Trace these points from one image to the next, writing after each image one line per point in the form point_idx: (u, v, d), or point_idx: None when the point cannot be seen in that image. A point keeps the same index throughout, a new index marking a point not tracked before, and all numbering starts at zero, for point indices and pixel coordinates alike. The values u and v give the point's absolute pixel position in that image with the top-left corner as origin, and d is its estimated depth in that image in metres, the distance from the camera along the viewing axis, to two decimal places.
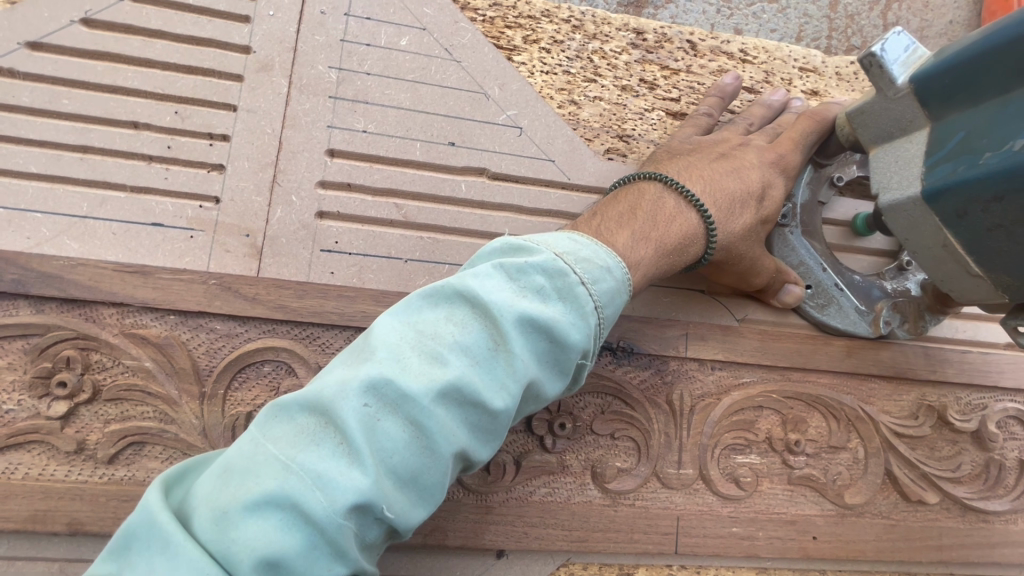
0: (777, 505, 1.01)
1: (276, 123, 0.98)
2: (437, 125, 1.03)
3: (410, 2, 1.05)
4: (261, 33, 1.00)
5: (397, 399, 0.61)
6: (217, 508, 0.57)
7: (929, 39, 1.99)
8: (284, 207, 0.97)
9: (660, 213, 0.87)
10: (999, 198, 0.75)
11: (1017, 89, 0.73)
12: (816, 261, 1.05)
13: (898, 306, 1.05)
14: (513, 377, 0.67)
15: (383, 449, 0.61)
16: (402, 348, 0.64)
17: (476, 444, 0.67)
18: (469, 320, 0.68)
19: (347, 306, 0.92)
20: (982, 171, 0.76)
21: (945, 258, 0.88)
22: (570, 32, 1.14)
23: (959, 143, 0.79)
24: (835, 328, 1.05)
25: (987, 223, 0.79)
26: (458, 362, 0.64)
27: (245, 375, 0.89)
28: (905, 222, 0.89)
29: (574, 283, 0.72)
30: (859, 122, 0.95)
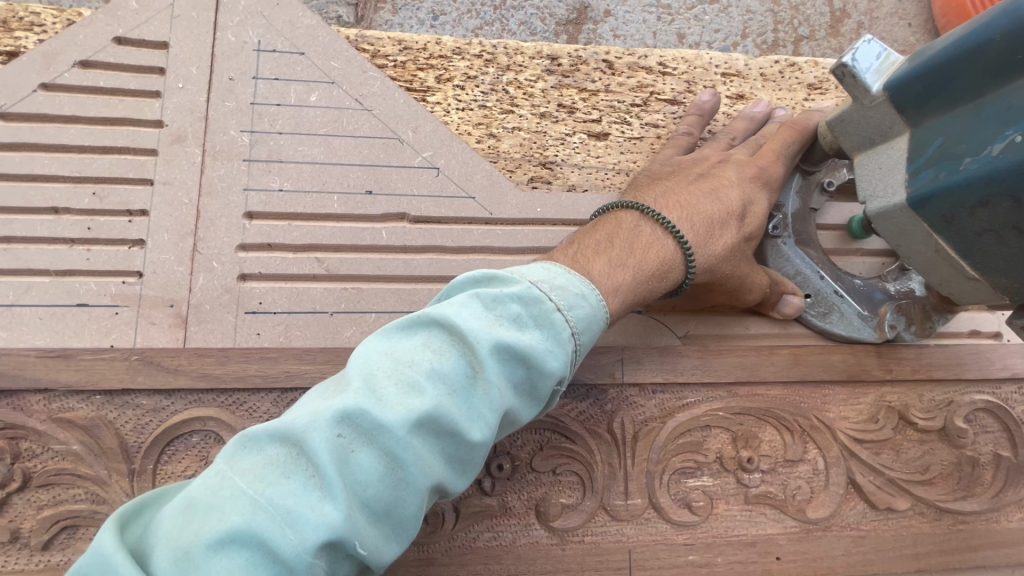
0: (735, 527, 0.97)
1: (192, 193, 1.00)
2: (353, 176, 1.03)
3: (317, 58, 1.07)
4: (172, 106, 1.02)
5: (372, 433, 0.59)
6: (177, 548, 0.54)
7: (880, 21, 1.95)
8: (206, 274, 0.97)
9: (637, 240, 0.85)
10: (985, 202, 0.73)
11: (991, 93, 0.72)
12: (812, 269, 1.04)
13: (902, 309, 1.02)
14: (493, 404, 0.65)
15: (357, 483, 0.58)
16: (380, 378, 0.62)
17: (453, 475, 0.65)
18: (447, 345, 0.66)
19: (270, 368, 0.92)
20: (964, 176, 0.74)
21: (940, 263, 0.85)
22: (482, 67, 1.14)
23: (938, 150, 0.77)
24: (839, 335, 1.03)
25: (975, 228, 0.76)
26: (435, 390, 0.62)
27: (174, 447, 0.89)
28: (895, 229, 0.86)
29: (550, 310, 0.70)
30: (840, 130, 0.91)
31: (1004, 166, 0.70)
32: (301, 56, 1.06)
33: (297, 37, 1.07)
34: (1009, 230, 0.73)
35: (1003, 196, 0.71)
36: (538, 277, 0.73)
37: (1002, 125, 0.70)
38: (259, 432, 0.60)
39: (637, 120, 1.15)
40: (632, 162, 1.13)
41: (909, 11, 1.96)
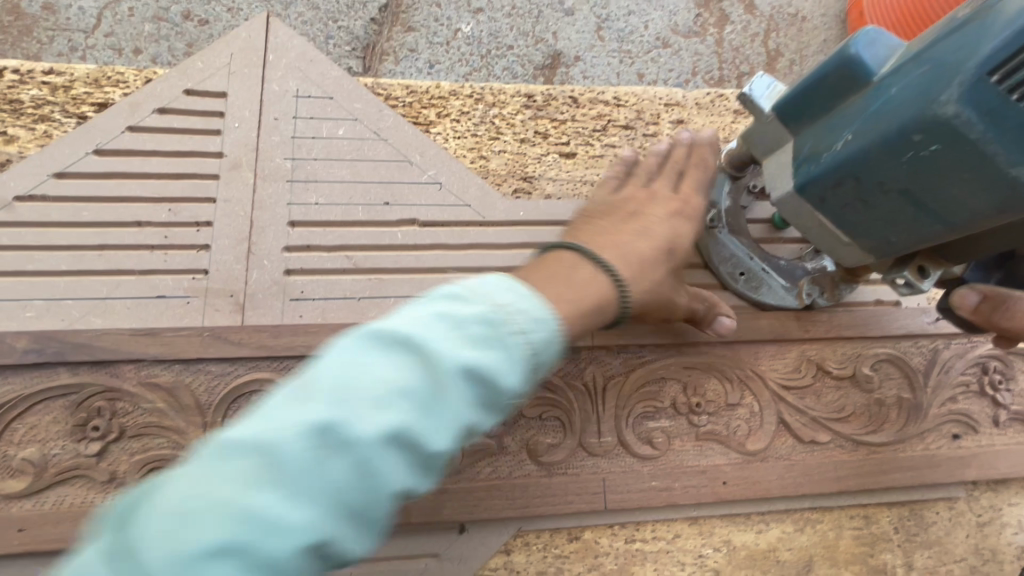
0: (689, 459, 1.20)
1: (247, 207, 1.26)
2: (373, 191, 1.30)
3: (343, 101, 1.35)
4: (230, 141, 1.29)
5: (342, 446, 0.55)
6: (237, 467, 0.53)
7: (809, 58, 2.30)
8: (259, 270, 1.23)
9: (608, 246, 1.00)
10: (839, 184, 0.92)
11: (835, 106, 0.92)
12: (743, 253, 1.31)
13: (817, 279, 1.28)
14: (459, 421, 0.61)
15: (319, 497, 0.53)
16: (339, 394, 0.57)
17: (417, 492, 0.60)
18: (412, 359, 0.61)
19: (313, 340, 1.16)
20: (822, 167, 0.92)
21: (825, 235, 1.05)
22: (473, 104, 1.44)
23: (807, 150, 0.95)
24: (770, 304, 1.29)
25: (841, 204, 0.94)
26: (400, 407, 0.58)
27: (237, 404, 1.12)
28: (789, 212, 1.04)
29: (513, 334, 0.66)
30: (750, 143, 1.10)
31: (845, 157, 0.88)
32: (331, 99, 1.35)
33: (328, 85, 1.36)
34: (858, 201, 0.92)
35: (849, 178, 0.90)
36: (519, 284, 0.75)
37: (841, 127, 0.89)
38: (244, 426, 0.57)
39: (599, 142, 1.45)
40: (596, 175, 1.42)
41: (832, 49, 2.32)
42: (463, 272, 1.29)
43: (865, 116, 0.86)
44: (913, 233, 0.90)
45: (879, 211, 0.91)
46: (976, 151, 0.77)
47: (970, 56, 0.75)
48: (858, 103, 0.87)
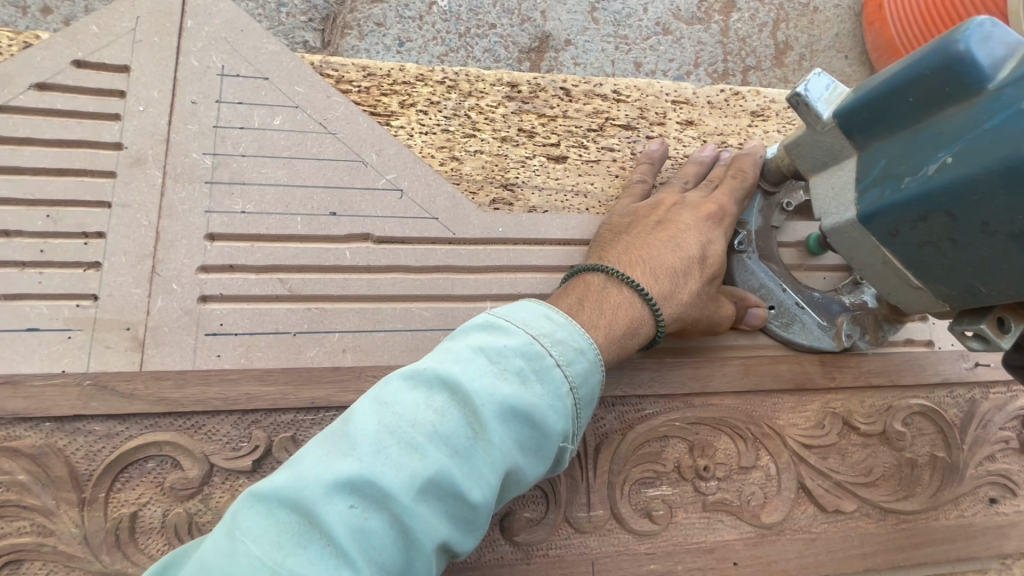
0: (694, 535, 1.00)
1: (152, 215, 0.99)
2: (317, 198, 1.05)
3: (281, 83, 1.09)
4: (132, 129, 1.02)
5: (379, 501, 0.61)
6: None
7: (819, 53, 2.10)
8: (165, 296, 0.96)
9: (605, 302, 0.87)
10: (924, 218, 0.77)
11: (927, 120, 0.78)
12: (774, 283, 1.09)
13: (858, 318, 1.08)
14: (494, 465, 0.67)
15: (369, 548, 0.60)
16: (381, 441, 0.63)
17: (460, 535, 0.66)
18: (448, 406, 0.67)
19: (230, 390, 0.92)
20: (904, 194, 0.78)
21: (888, 274, 0.88)
22: (445, 93, 1.19)
23: (882, 171, 0.82)
24: (801, 344, 1.09)
25: (918, 240, 0.80)
26: (438, 453, 0.64)
27: (128, 474, 0.88)
28: (847, 243, 0.89)
29: (551, 366, 0.72)
30: (797, 153, 0.96)
31: (938, 185, 0.74)
32: (265, 81, 1.08)
33: (262, 63, 1.09)
34: (946, 241, 0.77)
35: (939, 211, 0.75)
36: (540, 329, 0.75)
37: (936, 148, 0.75)
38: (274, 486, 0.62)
39: (594, 144, 1.21)
40: (590, 184, 1.19)
41: (845, 44, 2.12)
42: (427, 302, 1.05)
43: (971, 135, 0.72)
44: (1012, 286, 0.74)
45: (972, 256, 0.75)
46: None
47: None
48: (961, 119, 0.73)
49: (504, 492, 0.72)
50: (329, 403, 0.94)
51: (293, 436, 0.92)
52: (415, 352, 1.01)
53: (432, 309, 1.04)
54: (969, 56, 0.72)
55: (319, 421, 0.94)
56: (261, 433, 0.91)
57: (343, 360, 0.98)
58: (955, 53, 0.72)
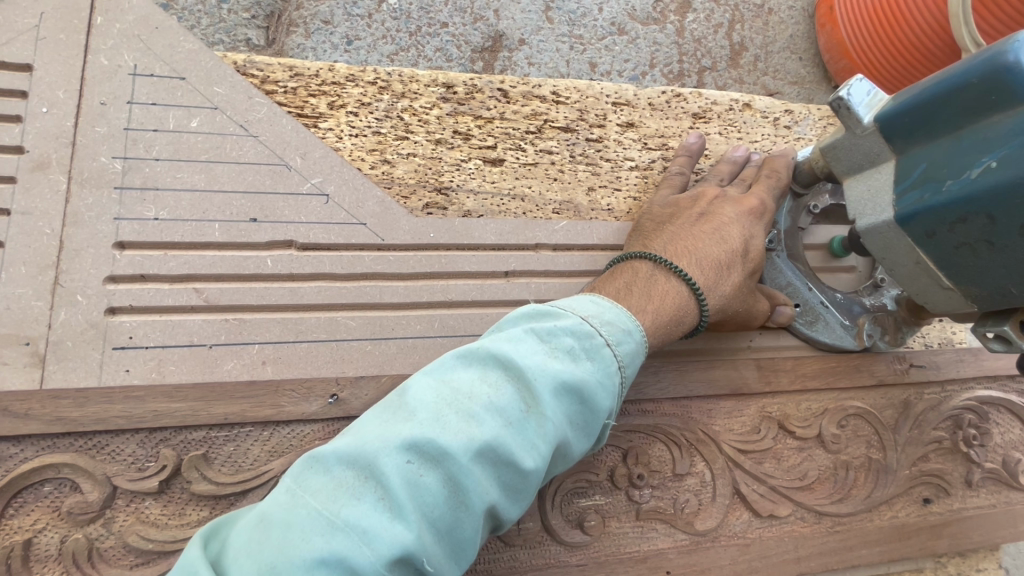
0: (627, 544, 0.98)
1: (55, 222, 0.94)
2: (236, 203, 1.00)
3: (200, 83, 1.04)
4: (34, 131, 0.96)
5: (435, 463, 0.60)
6: (261, 562, 0.54)
7: (774, 55, 2.11)
8: (69, 308, 0.91)
9: (653, 288, 0.87)
10: (963, 220, 0.80)
11: (970, 126, 0.80)
12: (801, 282, 1.13)
13: (879, 319, 1.12)
14: (547, 436, 0.66)
15: (423, 505, 0.59)
16: (439, 408, 0.63)
17: (508, 502, 0.65)
18: (503, 379, 0.67)
19: (135, 408, 0.87)
20: (945, 196, 0.80)
21: (919, 275, 0.92)
22: (376, 94, 1.15)
23: (922, 174, 0.84)
24: (824, 342, 1.12)
25: (955, 242, 0.83)
26: (494, 422, 0.63)
27: (21, 499, 0.82)
28: (881, 245, 0.93)
29: (601, 345, 0.73)
30: (832, 156, 0.97)
31: (980, 189, 0.77)
32: (181, 81, 1.03)
33: (177, 62, 1.04)
34: (982, 243, 0.80)
35: (979, 213, 0.78)
36: (589, 312, 0.76)
37: (980, 152, 0.77)
38: (333, 446, 0.62)
39: (532, 147, 1.19)
40: (528, 188, 1.16)
41: (799, 46, 2.13)
42: (353, 311, 1.01)
43: (1016, 141, 0.74)
44: None
45: (1008, 258, 0.79)
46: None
47: None
48: (1008, 126, 0.75)
49: (550, 466, 0.72)
50: (243, 419, 0.90)
51: (204, 453, 0.88)
52: (338, 363, 0.97)
53: (358, 318, 1.00)
54: (1018, 68, 0.73)
55: (233, 437, 0.90)
56: (169, 452, 0.86)
57: (262, 373, 0.94)
58: (1004, 64, 0.73)
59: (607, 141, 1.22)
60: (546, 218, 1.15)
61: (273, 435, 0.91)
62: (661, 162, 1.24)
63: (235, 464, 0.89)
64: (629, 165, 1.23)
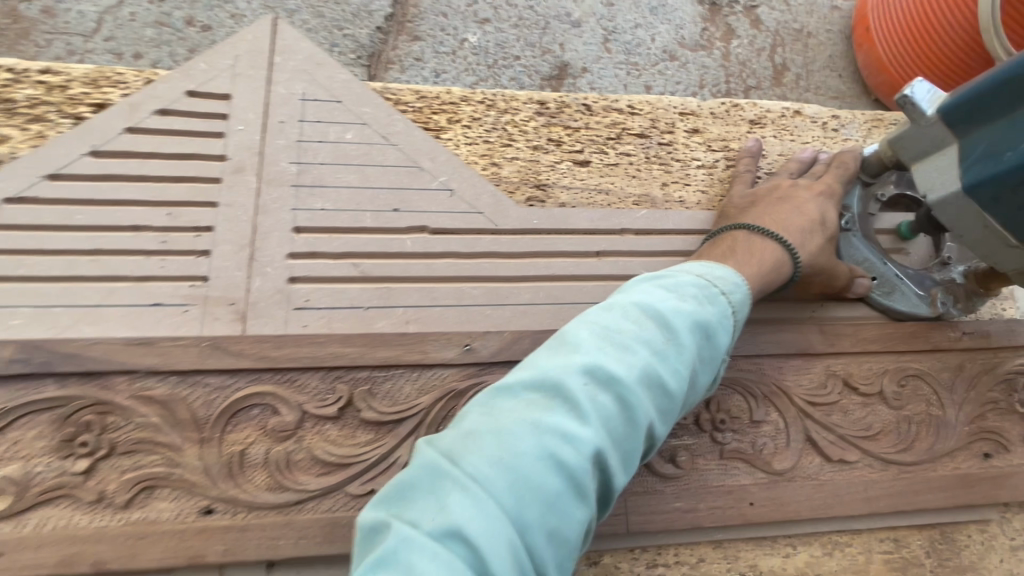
0: (714, 478, 1.14)
1: (250, 212, 1.21)
2: (382, 197, 1.25)
3: (352, 105, 1.31)
4: (234, 144, 1.24)
5: (607, 383, 0.78)
6: (489, 459, 0.70)
7: (815, 73, 2.31)
8: (261, 277, 1.16)
9: (752, 249, 1.06)
10: (1022, 184, 0.94)
11: (1021, 108, 0.94)
12: (877, 258, 1.30)
13: (950, 290, 1.28)
14: (684, 365, 0.84)
15: (602, 416, 0.76)
16: (599, 345, 0.81)
17: (658, 421, 0.83)
18: (643, 323, 0.85)
19: (319, 351, 1.10)
20: (1004, 166, 0.96)
21: (988, 237, 1.07)
22: (485, 111, 1.41)
23: (983, 150, 1.01)
24: (901, 310, 1.27)
25: (1019, 203, 0.97)
26: (644, 353, 0.82)
27: (237, 418, 1.06)
28: (953, 213, 1.09)
29: (719, 293, 0.93)
30: (899, 146, 1.18)
31: None
32: (339, 104, 1.31)
33: (336, 90, 1.32)
34: None
35: None
36: (702, 270, 0.96)
37: None
38: (517, 377, 0.79)
39: (613, 150, 1.41)
40: (612, 184, 1.38)
41: (838, 64, 2.32)
42: (475, 282, 1.23)
43: None
44: None
45: None
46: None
47: None
48: None
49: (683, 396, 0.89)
50: (398, 362, 1.12)
51: (369, 389, 1.11)
52: (466, 322, 1.19)
53: (480, 288, 1.22)
54: None
55: (390, 377, 1.12)
56: (344, 386, 1.10)
57: (407, 329, 1.16)
58: None
59: (676, 144, 1.43)
60: (628, 208, 1.36)
61: (420, 376, 1.13)
62: (725, 161, 1.44)
63: (392, 398, 1.11)
64: (696, 164, 1.43)
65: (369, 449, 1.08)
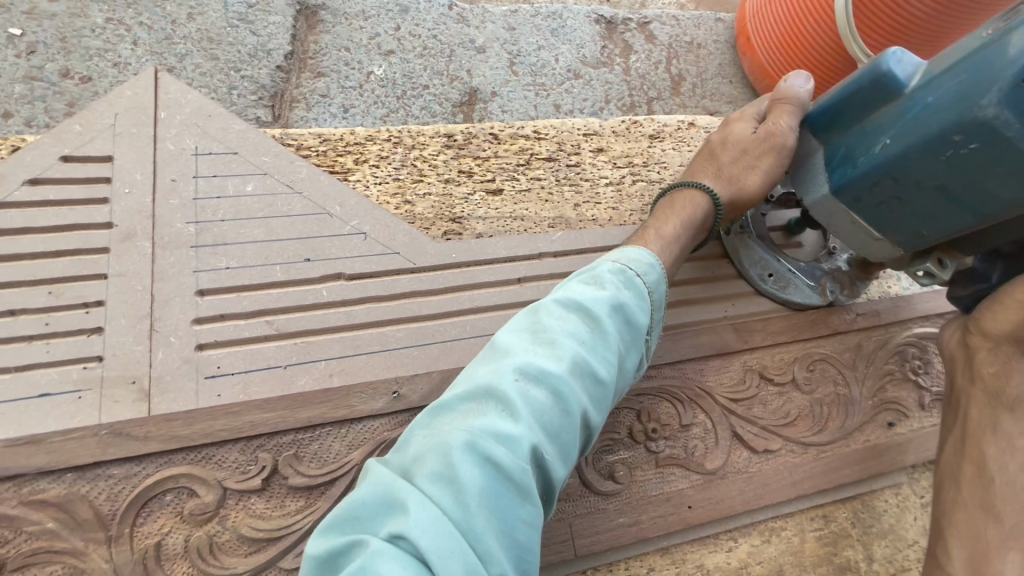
0: (652, 488, 1.17)
1: (145, 280, 1.13)
2: (291, 248, 1.21)
3: (250, 156, 1.26)
4: (120, 209, 1.16)
5: (537, 380, 0.81)
6: (432, 471, 0.71)
7: (709, 81, 2.47)
8: (165, 349, 1.09)
9: (668, 203, 1.27)
10: (875, 184, 1.07)
11: (869, 117, 1.07)
12: (771, 255, 1.39)
13: (837, 278, 1.38)
14: (611, 350, 0.89)
15: (537, 412, 0.79)
16: (527, 346, 0.85)
17: (594, 408, 0.86)
18: (567, 318, 0.90)
19: (235, 421, 1.05)
20: (860, 170, 1.08)
21: (858, 232, 1.18)
22: (392, 148, 1.39)
23: (842, 156, 1.12)
24: (796, 302, 1.37)
25: (876, 201, 1.09)
26: (572, 345, 0.86)
27: (148, 508, 0.98)
28: (826, 214, 1.20)
29: (634, 277, 0.98)
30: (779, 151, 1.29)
31: (883, 160, 1.04)
32: (235, 155, 1.25)
33: (231, 141, 1.26)
34: (894, 199, 1.07)
35: (886, 177, 1.05)
36: (617, 257, 1.02)
37: (879, 134, 1.05)
38: (452, 391, 0.81)
39: (524, 177, 1.44)
40: (526, 209, 1.40)
41: (728, 71, 2.50)
42: (398, 324, 1.21)
43: (900, 123, 1.01)
44: (942, 226, 1.04)
45: (912, 207, 1.05)
46: (1012, 148, 0.88)
47: (1004, 67, 0.87)
48: (893, 113, 1.02)
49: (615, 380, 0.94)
50: (324, 420, 1.08)
51: (295, 453, 1.06)
52: (392, 367, 1.16)
53: (403, 330, 1.20)
54: (891, 73, 1.01)
55: (317, 437, 1.08)
56: (267, 455, 1.04)
57: (331, 383, 1.12)
58: (881, 71, 1.01)
59: (583, 165, 1.48)
60: (544, 232, 1.39)
61: (350, 431, 1.10)
62: (631, 177, 1.51)
63: (321, 459, 1.07)
64: (604, 182, 1.48)
65: (301, 517, 1.02)
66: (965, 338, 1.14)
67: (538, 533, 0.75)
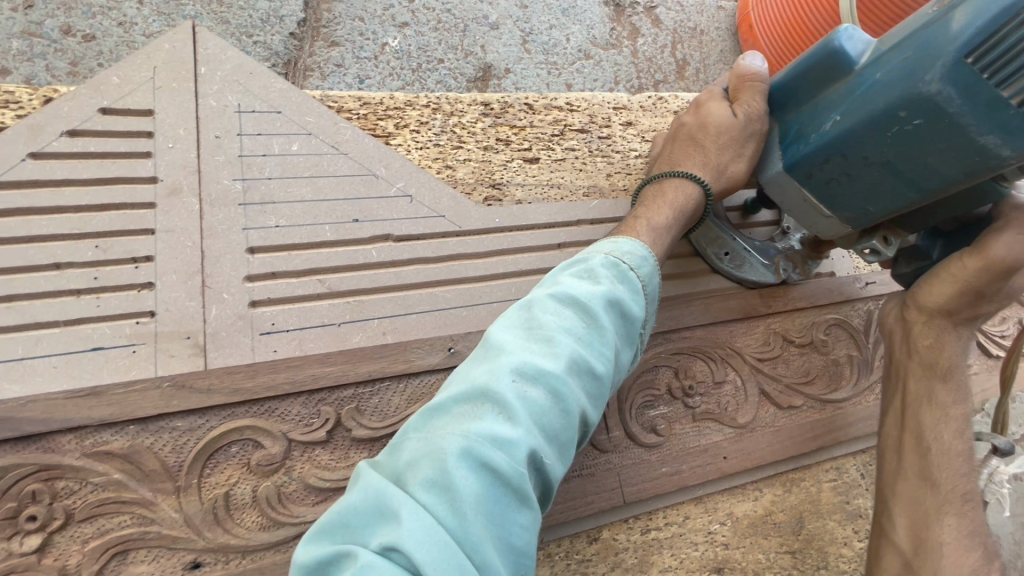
0: (689, 441, 1.25)
1: (194, 236, 1.11)
2: (339, 208, 1.21)
3: (294, 114, 1.25)
4: (164, 163, 1.13)
5: (535, 380, 0.77)
6: (426, 478, 0.67)
7: (711, 67, 2.55)
8: (218, 305, 1.08)
9: (655, 193, 1.19)
10: (825, 161, 1.08)
11: (821, 93, 1.08)
12: (728, 233, 1.37)
13: (790, 257, 1.40)
14: (608, 347, 0.86)
15: (534, 413, 0.76)
16: (523, 344, 0.81)
17: (592, 406, 0.84)
18: (563, 314, 0.86)
19: (297, 376, 1.06)
20: (812, 147, 1.09)
21: (808, 210, 1.19)
22: (431, 114, 1.41)
23: (796, 133, 1.13)
24: (752, 280, 1.37)
25: (826, 179, 1.10)
26: (569, 342, 0.82)
27: (215, 459, 1.01)
28: (780, 191, 1.20)
29: (628, 270, 0.94)
30: None
31: (833, 137, 1.05)
32: (279, 114, 1.24)
33: (273, 99, 1.24)
34: (843, 176, 1.08)
35: (836, 154, 1.06)
36: (609, 249, 0.97)
37: (829, 111, 1.05)
38: (445, 393, 0.77)
39: (558, 146, 1.47)
40: (562, 178, 1.44)
41: (729, 59, 2.59)
42: (446, 285, 1.23)
43: (849, 100, 1.01)
44: (888, 202, 1.06)
45: (859, 184, 1.07)
46: (953, 124, 0.92)
47: (949, 42, 0.88)
48: (843, 90, 1.03)
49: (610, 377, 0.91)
50: (383, 374, 1.11)
51: (357, 406, 1.09)
52: (444, 326, 1.19)
53: (451, 291, 1.22)
54: (842, 50, 1.01)
55: (376, 392, 1.11)
56: (330, 408, 1.07)
57: (385, 340, 1.14)
58: (833, 48, 1.02)
59: (614, 137, 1.52)
60: (579, 200, 1.43)
61: (408, 386, 1.13)
62: None
63: (382, 413, 1.10)
64: (634, 154, 1.53)
65: None
66: (901, 312, 1.18)
67: (535, 536, 0.73)
